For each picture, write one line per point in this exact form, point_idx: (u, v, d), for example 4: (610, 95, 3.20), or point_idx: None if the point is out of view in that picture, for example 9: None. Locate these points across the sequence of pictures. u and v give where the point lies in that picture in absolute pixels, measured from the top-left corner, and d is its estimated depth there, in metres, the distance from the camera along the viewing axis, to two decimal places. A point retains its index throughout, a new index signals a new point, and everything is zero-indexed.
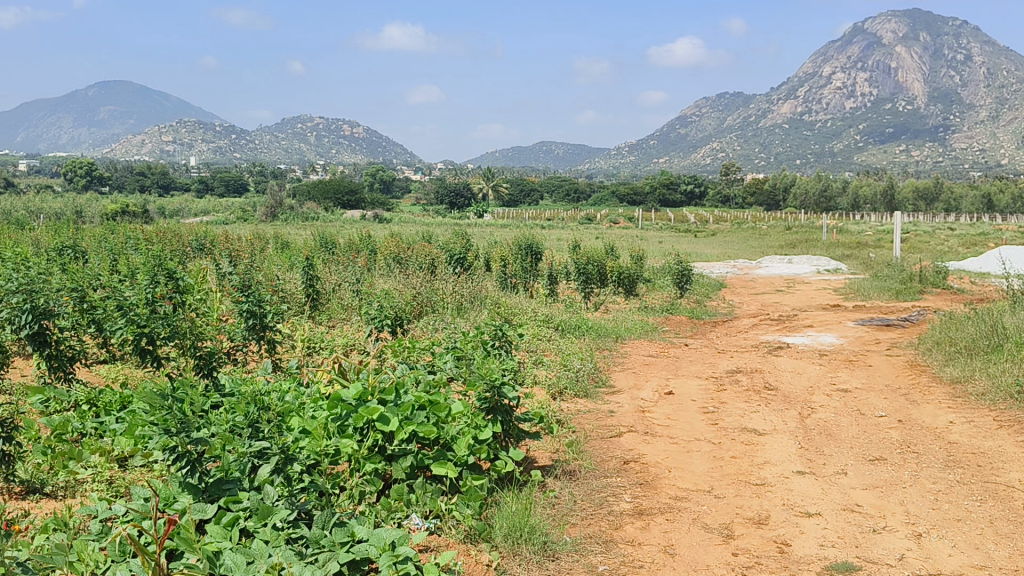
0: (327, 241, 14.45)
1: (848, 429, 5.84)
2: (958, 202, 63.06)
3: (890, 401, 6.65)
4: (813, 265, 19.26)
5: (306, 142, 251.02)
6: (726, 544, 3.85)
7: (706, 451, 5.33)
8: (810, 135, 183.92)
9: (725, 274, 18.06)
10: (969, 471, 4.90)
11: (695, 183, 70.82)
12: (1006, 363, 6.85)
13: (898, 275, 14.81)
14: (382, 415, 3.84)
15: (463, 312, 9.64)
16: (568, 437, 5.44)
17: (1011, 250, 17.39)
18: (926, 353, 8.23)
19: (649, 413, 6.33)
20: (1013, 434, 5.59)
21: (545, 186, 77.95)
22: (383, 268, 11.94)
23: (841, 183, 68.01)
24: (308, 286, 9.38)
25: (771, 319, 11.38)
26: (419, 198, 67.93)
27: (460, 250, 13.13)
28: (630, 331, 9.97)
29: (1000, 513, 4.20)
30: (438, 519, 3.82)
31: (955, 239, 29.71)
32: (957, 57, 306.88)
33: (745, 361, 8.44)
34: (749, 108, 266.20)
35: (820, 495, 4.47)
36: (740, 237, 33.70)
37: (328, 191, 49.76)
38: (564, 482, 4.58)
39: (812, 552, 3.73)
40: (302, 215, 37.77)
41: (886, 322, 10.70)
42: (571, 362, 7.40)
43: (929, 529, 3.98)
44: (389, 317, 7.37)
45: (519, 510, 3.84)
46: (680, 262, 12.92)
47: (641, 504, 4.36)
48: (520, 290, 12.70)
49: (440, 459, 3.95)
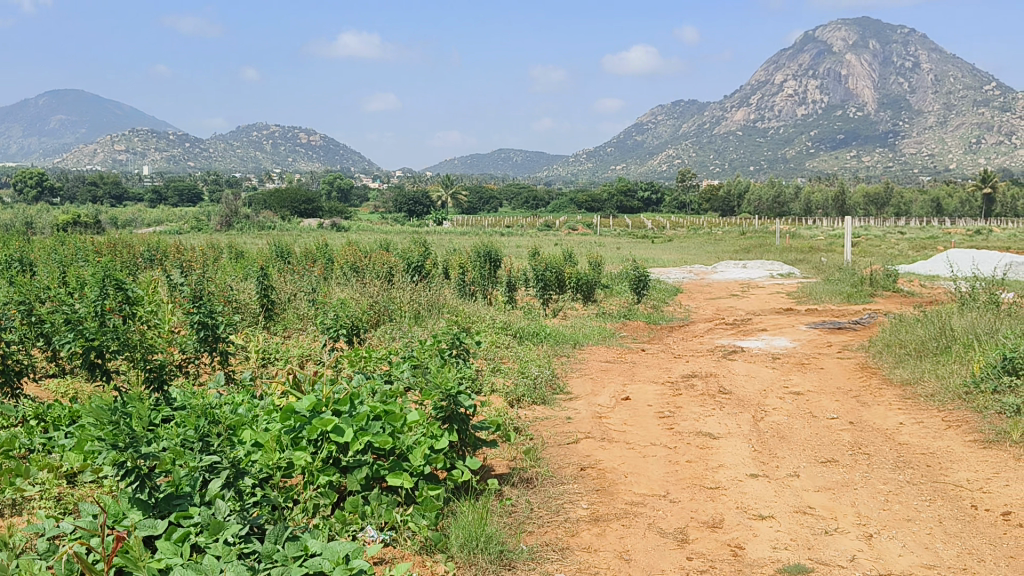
0: (283, 250, 14.30)
1: (801, 431, 5.92)
2: (907, 206, 64.85)
3: (841, 403, 6.75)
4: (767, 269, 19.52)
5: (262, 150, 248.09)
6: (681, 547, 3.86)
7: (662, 456, 5.36)
8: (764, 140, 186.78)
9: (680, 279, 18.24)
10: (919, 471, 4.99)
11: (652, 189, 71.57)
12: (954, 365, 7.02)
13: (850, 279, 15.08)
14: (336, 426, 3.80)
15: (421, 321, 9.57)
16: (525, 444, 5.44)
17: (958, 252, 17.84)
18: (876, 355, 8.38)
19: (606, 419, 6.34)
20: (960, 434, 5.71)
21: (503, 193, 78.30)
22: (340, 277, 11.85)
23: (794, 189, 69.30)
24: (263, 295, 9.17)
25: (726, 323, 11.51)
26: (377, 206, 67.60)
27: (418, 257, 13.06)
28: (588, 337, 10.01)
29: (949, 512, 4.28)
30: (393, 531, 3.79)
31: (905, 243, 30.34)
32: (905, 65, 315.02)
33: (700, 365, 8.51)
34: (704, 116, 269.75)
35: (773, 498, 4.51)
36: (696, 242, 34.15)
37: (284, 200, 49.29)
38: (521, 490, 4.56)
39: (765, 554, 3.76)
40: (259, 224, 37.42)
41: (838, 325, 10.86)
42: (528, 368, 7.39)
43: (879, 529, 4.04)
44: (345, 327, 7.32)
45: (475, 519, 3.82)
46: (637, 268, 13.05)
47: (598, 511, 4.36)
48: (478, 297, 12.66)
49: (395, 470, 3.89)
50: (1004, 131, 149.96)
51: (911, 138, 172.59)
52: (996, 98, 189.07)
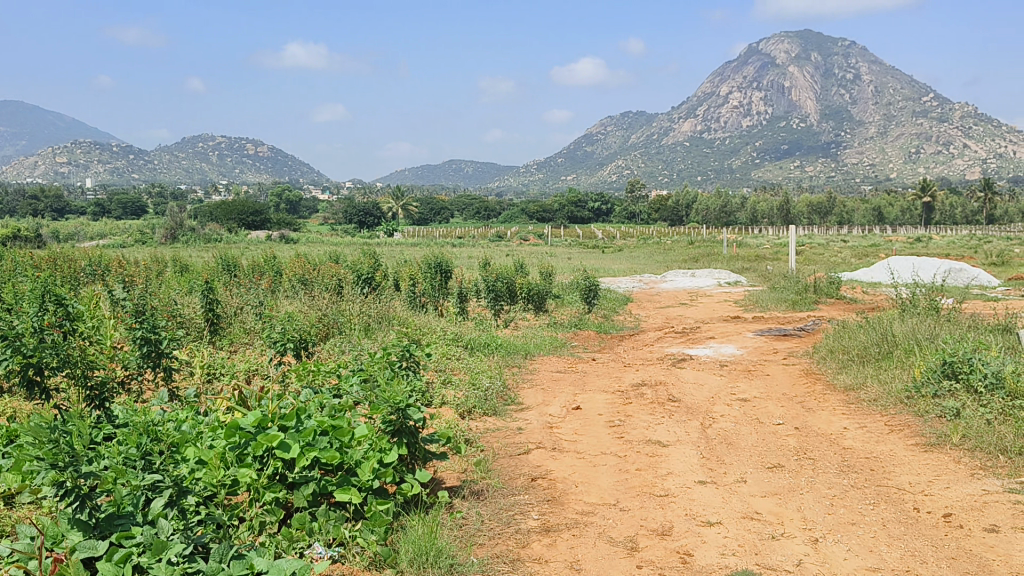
0: (229, 263, 14.06)
1: (747, 438, 5.99)
2: (850, 215, 66.55)
3: (787, 409, 6.86)
4: (715, 278, 19.82)
5: (208, 162, 244.15)
6: (630, 556, 3.88)
7: (613, 464, 5.38)
8: (711, 151, 189.77)
9: (630, 288, 18.44)
10: (862, 475, 5.09)
11: (602, 200, 72.23)
12: (895, 370, 7.19)
13: (795, 286, 15.38)
14: (282, 442, 3.75)
15: (371, 333, 9.46)
16: (476, 456, 5.41)
17: (898, 259, 18.34)
18: (820, 361, 8.54)
19: (557, 429, 6.35)
20: (903, 437, 5.85)
21: (454, 205, 78.31)
22: (288, 290, 11.69)
23: (740, 200, 70.59)
24: (208, 310, 8.98)
25: (675, 332, 11.63)
26: (327, 218, 66.85)
27: (368, 269, 12.95)
28: (539, 347, 10.01)
29: (891, 516, 4.37)
30: (342, 547, 3.74)
31: (847, 251, 31.09)
32: (845, 78, 323.31)
33: (650, 373, 8.58)
34: (652, 128, 273.13)
35: (721, 504, 4.56)
36: (645, 251, 34.65)
37: (231, 212, 48.55)
38: (471, 502, 4.54)
39: (713, 561, 3.80)
40: (205, 236, 36.83)
41: (784, 332, 11.07)
42: (479, 380, 7.36)
43: (824, 533, 4.11)
44: (292, 341, 7.24)
45: (425, 533, 3.80)
46: (588, 278, 13.14)
47: (548, 521, 4.36)
48: (430, 308, 12.58)
49: (343, 485, 3.85)
50: (941, 142, 154.81)
51: (853, 149, 176.88)
52: (933, 109, 195.17)
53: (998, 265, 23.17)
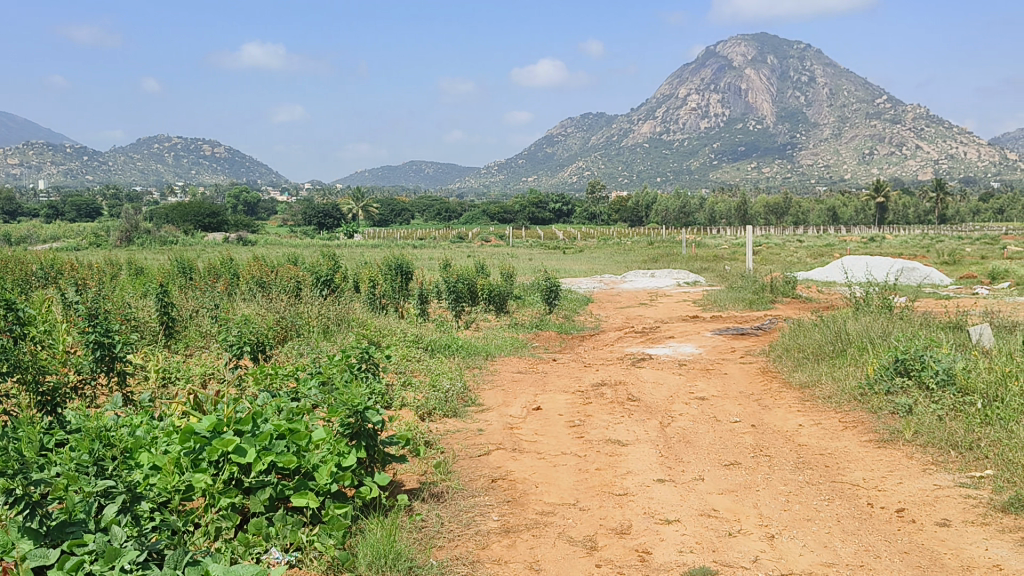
0: (186, 266, 13.83)
1: (705, 436, 6.05)
2: (805, 215, 67.71)
3: (744, 407, 6.95)
4: (673, 278, 19.99)
5: (164, 162, 240.25)
6: (589, 555, 3.90)
7: (572, 464, 5.41)
8: (670, 153, 191.53)
9: (590, 288, 18.53)
10: (817, 471, 5.17)
11: (563, 201, 72.59)
12: (850, 367, 7.33)
13: (752, 285, 15.56)
14: (237, 447, 3.68)
15: (330, 336, 9.37)
16: (436, 458, 5.38)
17: (852, 258, 18.65)
18: (777, 359, 8.65)
19: (518, 429, 6.35)
20: (857, 434, 5.95)
21: (414, 206, 78.13)
22: (246, 293, 11.56)
23: (699, 201, 71.46)
24: (163, 313, 8.83)
25: (635, 332, 11.69)
26: (285, 220, 66.23)
27: (327, 271, 12.83)
28: (499, 348, 10.00)
29: (846, 511, 4.44)
30: (299, 552, 3.70)
31: (803, 250, 31.61)
32: (801, 80, 328.58)
33: (610, 373, 8.63)
34: (612, 129, 274.78)
35: (679, 502, 4.60)
36: (605, 252, 34.95)
37: (188, 213, 47.84)
38: (431, 505, 4.52)
39: (671, 558, 3.83)
40: (161, 239, 36.25)
41: (741, 331, 11.20)
42: (439, 382, 7.32)
43: (781, 530, 4.16)
44: (248, 344, 7.15)
45: (383, 537, 3.77)
46: (548, 279, 13.17)
47: (508, 522, 4.36)
48: (390, 310, 12.49)
49: (301, 489, 3.79)
50: (894, 144, 157.97)
51: (808, 151, 179.80)
52: (885, 112, 199.15)
53: (949, 264, 23.65)
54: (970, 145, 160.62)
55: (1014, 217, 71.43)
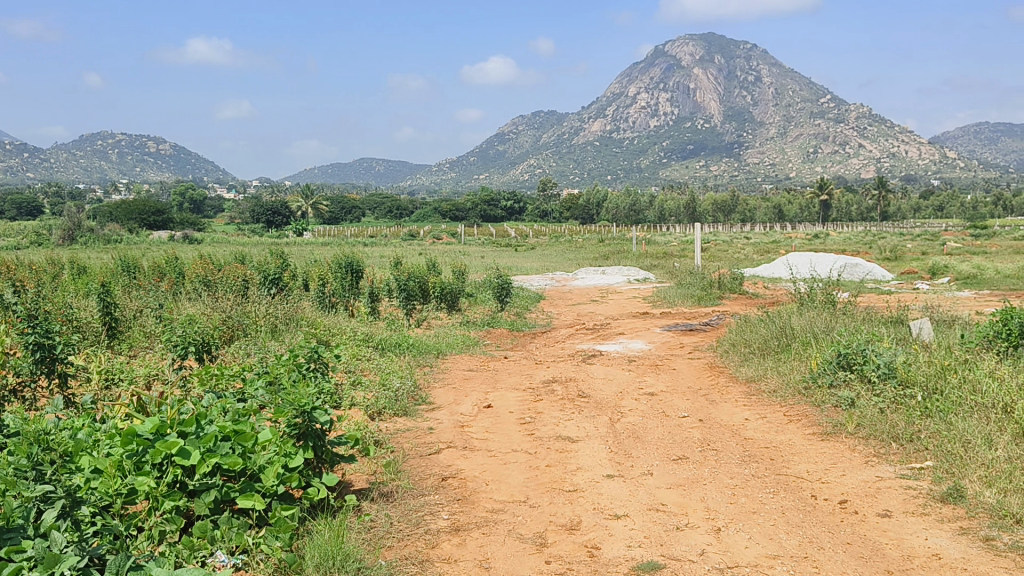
0: (130, 265, 13.50)
1: (653, 431, 6.11)
2: (752, 213, 68.93)
3: (692, 401, 7.03)
4: (624, 275, 20.16)
5: (107, 160, 234.55)
6: (539, 552, 3.91)
7: (522, 461, 5.42)
8: (620, 151, 193.10)
9: (542, 286, 18.59)
10: (762, 464, 5.25)
11: (514, 199, 72.76)
12: (794, 361, 7.47)
13: (700, 282, 15.75)
14: (181, 449, 3.61)
15: (278, 335, 9.23)
16: (386, 457, 5.34)
17: (796, 255, 19.00)
18: (724, 354, 8.78)
19: (467, 427, 6.34)
20: (800, 427, 6.06)
21: (364, 203, 77.62)
22: (191, 292, 11.34)
23: (648, 198, 72.26)
24: (105, 313, 8.62)
25: (586, 329, 11.75)
26: (232, 218, 65.20)
27: (275, 270, 12.65)
28: (451, 347, 9.96)
29: (790, 504, 4.51)
30: (246, 555, 3.64)
31: (749, 247, 32.13)
32: (748, 79, 334.17)
33: (560, 370, 8.67)
34: (562, 127, 276.02)
35: (627, 497, 4.64)
36: (557, 249, 35.19)
37: (132, 211, 46.81)
38: (380, 505, 4.48)
39: (620, 553, 3.86)
40: (104, 237, 35.43)
41: (690, 327, 11.34)
42: (389, 380, 7.25)
43: (727, 523, 4.22)
44: (193, 344, 7.03)
45: (331, 538, 3.74)
46: (500, 276, 13.15)
47: (458, 520, 4.34)
48: (340, 309, 12.35)
49: (246, 491, 3.73)
50: (837, 142, 161.64)
51: (754, 150, 182.91)
52: (828, 110, 203.48)
53: (891, 260, 24.21)
54: (910, 143, 164.83)
55: (952, 214, 73.59)
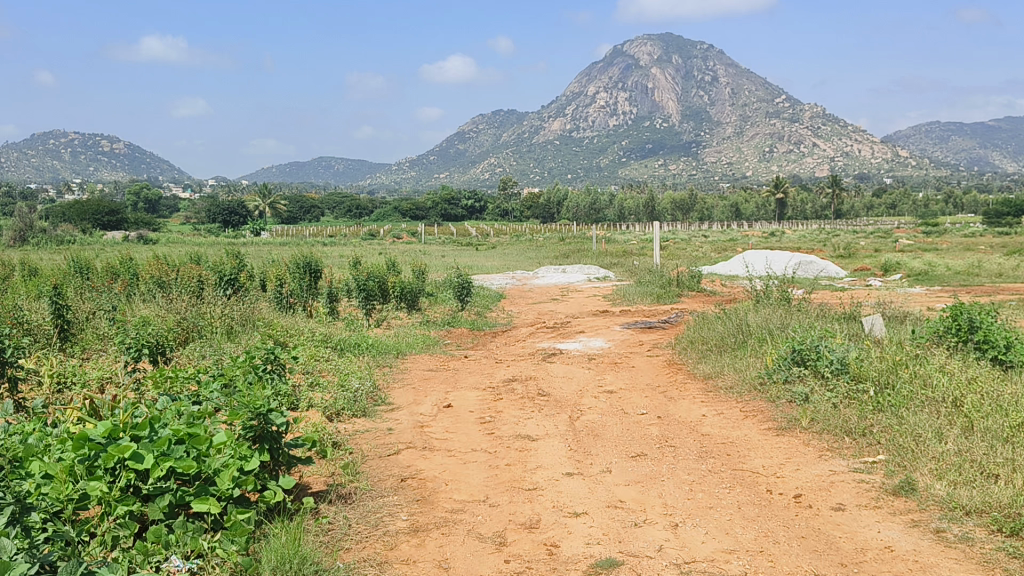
0: (83, 267, 13.21)
1: (612, 429, 6.14)
2: (710, 211, 69.69)
3: (650, 399, 7.09)
4: (584, 274, 20.25)
5: (58, 159, 229.25)
6: (499, 551, 3.90)
7: (482, 461, 5.41)
8: (579, 150, 193.80)
9: (503, 285, 18.59)
10: (719, 460, 5.31)
11: (475, 198, 72.66)
12: (750, 358, 7.57)
13: (659, 280, 15.88)
14: (134, 452, 3.54)
15: (234, 336, 9.10)
16: (344, 458, 5.31)
17: (753, 253, 19.25)
18: (682, 351, 8.86)
19: (428, 427, 6.32)
20: (756, 423, 6.14)
21: (323, 202, 77.00)
22: (145, 293, 11.14)
23: (608, 197, 72.64)
24: (56, 315, 8.44)
25: (547, 327, 11.77)
26: (188, 217, 64.15)
27: (232, 270, 12.47)
28: (411, 347, 9.92)
29: (746, 498, 4.57)
30: (200, 559, 3.55)
31: (707, 246, 32.48)
32: (705, 79, 338.01)
33: (520, 369, 8.67)
34: (523, 125, 276.31)
35: (586, 494, 4.66)
36: (517, 248, 35.21)
37: (85, 212, 45.77)
38: (338, 506, 4.45)
39: (579, 551, 3.87)
40: (57, 237, 34.63)
41: (649, 325, 11.42)
42: (347, 381, 7.20)
43: (684, 518, 4.26)
44: (147, 346, 6.90)
45: (288, 541, 3.71)
46: (460, 275, 13.13)
47: (417, 521, 4.33)
48: (298, 309, 12.21)
49: (202, 495, 3.67)
50: (793, 141, 164.09)
51: (712, 149, 184.94)
52: (784, 110, 206.64)
53: (844, 257, 24.68)
54: (863, 142, 168.03)
55: (904, 212, 75.23)
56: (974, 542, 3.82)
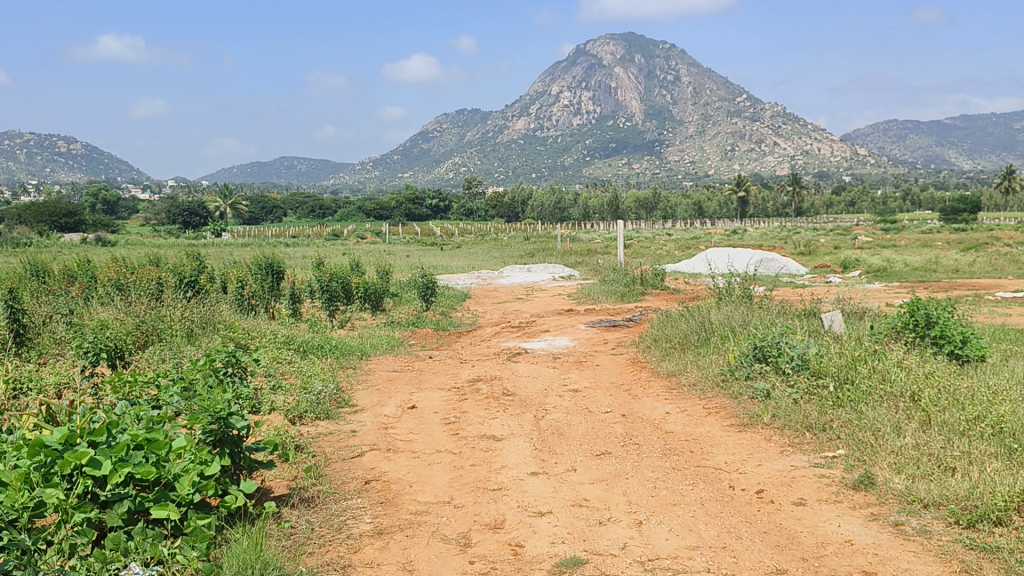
0: (39, 270, 12.96)
1: (577, 427, 6.16)
2: (673, 210, 70.26)
3: (614, 397, 7.12)
4: (550, 273, 20.30)
5: (13, 160, 224.25)
6: (463, 552, 3.89)
7: (447, 462, 5.39)
8: (543, 150, 194.09)
9: (468, 284, 18.57)
10: (683, 456, 5.35)
11: (440, 197, 72.51)
12: (713, 355, 7.64)
13: (623, 279, 15.96)
14: (92, 459, 3.46)
15: (195, 339, 8.97)
16: (307, 461, 5.26)
17: (715, 251, 19.42)
18: (646, 349, 8.91)
19: (392, 429, 6.28)
20: (719, 420, 6.19)
21: (286, 202, 76.29)
22: (103, 296, 10.94)
23: (573, 196, 72.87)
24: (12, 319, 8.26)
25: (512, 327, 11.78)
26: (147, 219, 63.16)
27: (192, 272, 12.30)
28: (375, 347, 9.87)
29: (709, 495, 4.61)
30: (161, 567, 3.49)
31: (671, 244, 32.72)
32: (667, 78, 340.52)
33: (485, 369, 8.65)
34: (487, 125, 276.15)
35: (551, 493, 4.67)
36: (482, 248, 35.22)
37: (41, 213, 44.81)
38: (301, 511, 4.39)
39: (543, 550, 3.87)
40: (12, 241, 33.86)
41: (613, 323, 11.47)
42: (311, 383, 7.12)
43: (648, 516, 4.28)
44: (104, 350, 6.78)
45: (250, 546, 3.66)
46: (425, 276, 13.08)
47: (381, 524, 4.30)
48: (260, 311, 12.08)
49: (161, 501, 3.59)
50: (754, 140, 165.97)
51: (675, 147, 186.45)
52: (745, 110, 209.00)
53: (805, 254, 25.03)
54: (823, 141, 170.42)
55: (863, 209, 76.44)
56: (932, 535, 3.88)
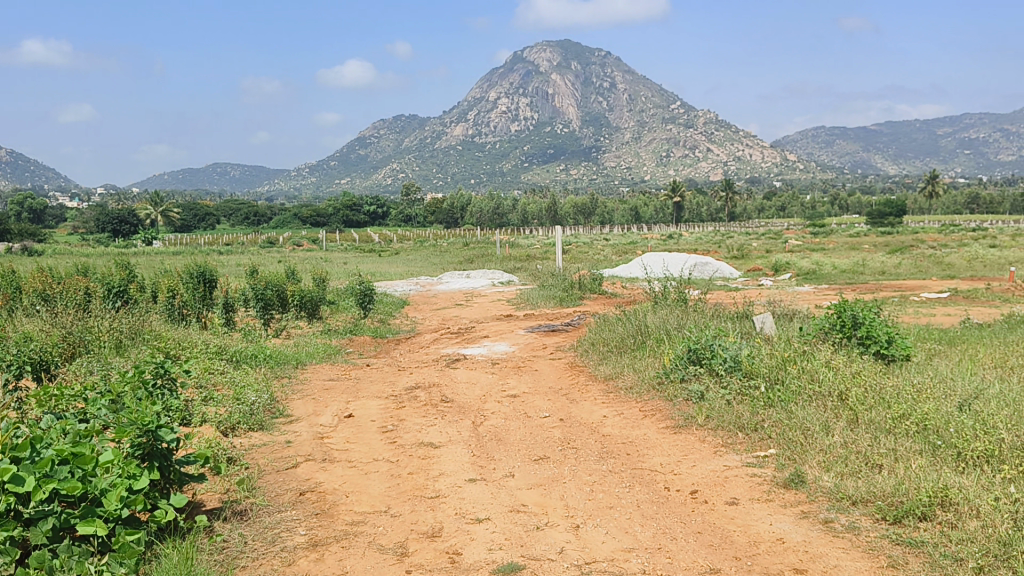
0: None
1: (515, 433, 6.16)
2: (610, 215, 71.05)
3: (552, 401, 7.15)
4: (489, 278, 20.31)
5: None
6: (400, 562, 3.85)
7: (384, 470, 5.34)
8: (481, 155, 194.26)
9: (406, 291, 18.46)
10: (619, 459, 5.39)
11: (377, 203, 71.97)
12: (649, 358, 7.74)
13: (561, 283, 16.06)
14: (14, 475, 3.33)
15: (123, 351, 8.71)
16: (240, 473, 5.14)
17: (651, 255, 19.69)
18: (584, 353, 8.97)
19: (328, 438, 6.20)
20: (655, 422, 6.26)
21: (220, 209, 74.67)
22: (25, 308, 10.55)
23: (511, 202, 73.04)
24: None
25: (450, 333, 11.74)
26: (75, 228, 61.11)
27: (121, 282, 11.95)
28: (311, 356, 9.73)
29: (645, 496, 4.66)
30: None
31: (609, 249, 33.03)
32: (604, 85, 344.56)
33: (423, 376, 8.61)
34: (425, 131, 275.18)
35: (489, 500, 4.66)
36: (421, 254, 35.13)
37: None
38: (232, 524, 4.30)
39: (481, 557, 3.86)
40: None
41: (552, 327, 11.53)
42: (244, 394, 6.97)
43: (585, 519, 4.30)
44: (28, 362, 6.54)
45: (180, 561, 3.58)
46: (362, 283, 12.96)
47: (316, 536, 4.23)
48: (192, 321, 11.78)
49: (87, 516, 3.48)
50: (688, 147, 168.90)
51: (612, 153, 188.64)
52: (680, 117, 212.41)
53: (738, 258, 25.60)
54: (754, 148, 174.34)
55: (793, 214, 78.40)
56: (859, 531, 3.98)
